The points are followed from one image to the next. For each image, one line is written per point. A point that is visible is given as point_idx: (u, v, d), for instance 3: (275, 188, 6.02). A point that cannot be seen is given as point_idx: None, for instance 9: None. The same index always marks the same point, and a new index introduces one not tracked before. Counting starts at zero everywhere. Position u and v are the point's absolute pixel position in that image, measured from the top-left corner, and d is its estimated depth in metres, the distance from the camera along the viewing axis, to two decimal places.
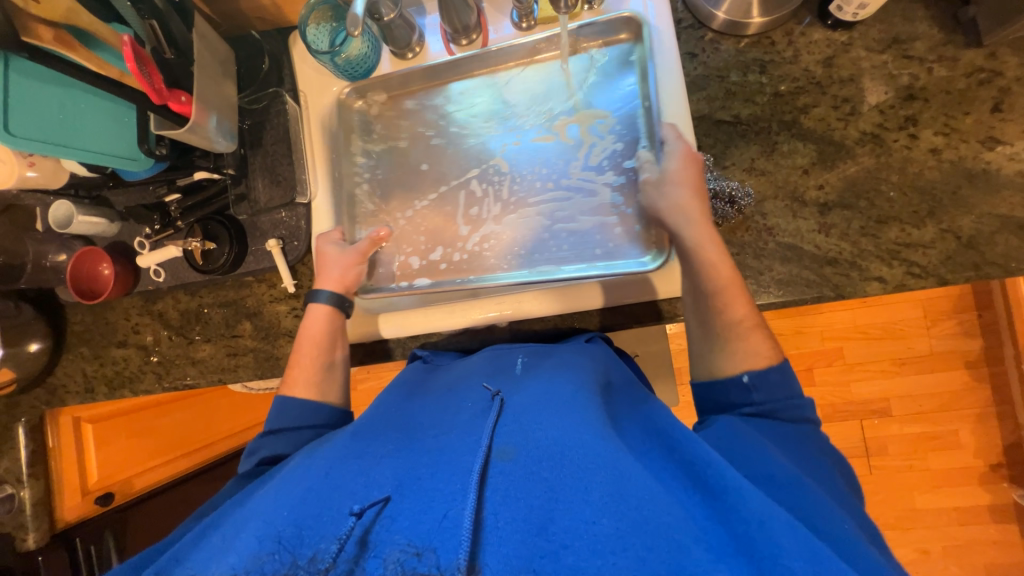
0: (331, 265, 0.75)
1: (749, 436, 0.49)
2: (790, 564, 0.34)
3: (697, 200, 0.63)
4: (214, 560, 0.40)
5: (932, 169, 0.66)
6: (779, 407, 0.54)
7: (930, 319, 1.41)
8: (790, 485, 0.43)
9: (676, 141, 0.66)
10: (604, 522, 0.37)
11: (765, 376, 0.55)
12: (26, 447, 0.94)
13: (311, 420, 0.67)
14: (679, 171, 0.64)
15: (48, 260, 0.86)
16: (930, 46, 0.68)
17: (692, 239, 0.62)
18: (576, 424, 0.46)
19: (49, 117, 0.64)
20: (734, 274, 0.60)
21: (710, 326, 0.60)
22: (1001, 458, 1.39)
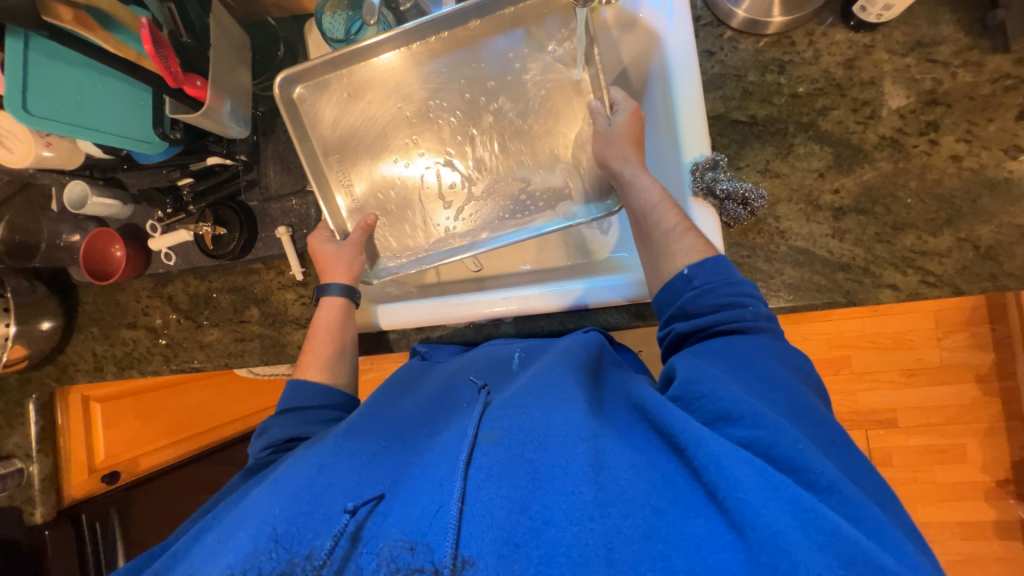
0: (334, 260, 0.74)
1: (699, 362, 0.49)
2: (747, 496, 0.34)
3: (633, 146, 0.66)
4: (212, 557, 0.41)
5: (952, 176, 0.65)
6: (716, 287, 0.55)
7: (942, 331, 1.39)
8: (746, 414, 0.42)
9: (624, 102, 0.68)
10: (584, 490, 0.37)
11: (702, 265, 0.57)
12: (36, 424, 0.96)
13: (323, 400, 0.68)
14: (624, 127, 0.66)
15: (62, 240, 0.87)
16: (955, 50, 0.67)
17: (630, 173, 0.64)
18: (558, 402, 0.46)
19: (66, 96, 0.64)
20: (666, 194, 0.63)
21: (649, 239, 0.61)
22: (1009, 474, 1.37)
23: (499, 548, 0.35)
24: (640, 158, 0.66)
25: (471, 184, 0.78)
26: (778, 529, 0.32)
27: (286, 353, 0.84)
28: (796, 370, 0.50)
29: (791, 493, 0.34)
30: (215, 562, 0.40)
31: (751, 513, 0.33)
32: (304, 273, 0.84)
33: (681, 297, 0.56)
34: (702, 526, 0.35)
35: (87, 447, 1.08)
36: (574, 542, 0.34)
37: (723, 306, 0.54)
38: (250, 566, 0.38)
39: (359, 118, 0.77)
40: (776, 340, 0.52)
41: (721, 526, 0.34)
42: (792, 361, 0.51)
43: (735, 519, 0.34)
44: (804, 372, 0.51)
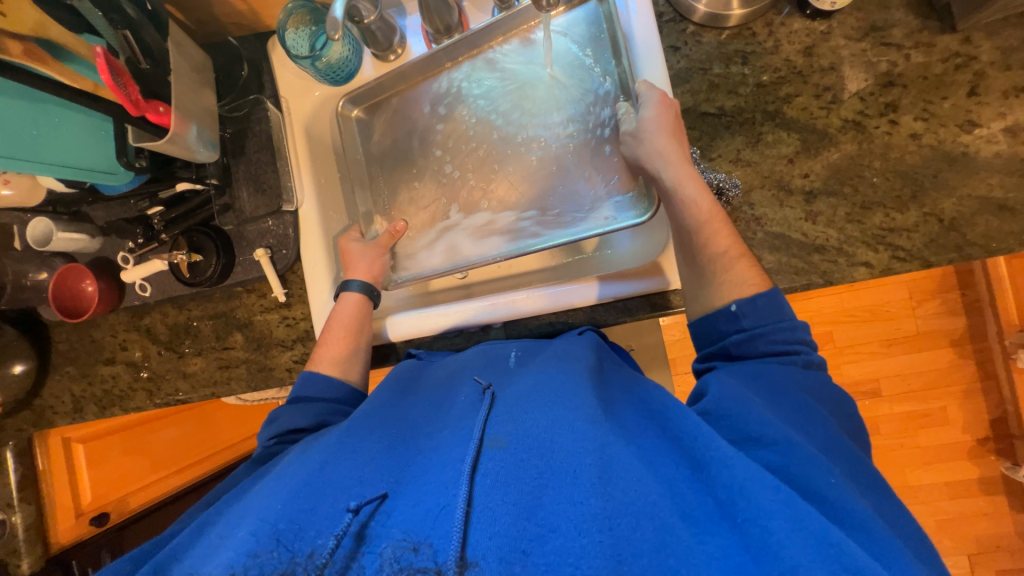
0: (357, 259, 0.77)
1: (737, 387, 0.48)
2: (770, 525, 0.34)
3: (671, 141, 0.63)
4: (210, 557, 0.40)
5: (913, 154, 0.68)
6: (766, 332, 0.53)
7: (916, 300, 1.44)
8: (779, 444, 0.42)
9: (649, 91, 0.66)
10: (592, 502, 0.37)
11: (752, 302, 0.55)
12: (15, 471, 0.92)
13: (335, 394, 0.66)
14: (657, 119, 0.64)
15: (29, 279, 0.84)
16: (906, 33, 0.69)
17: (671, 178, 0.62)
18: (569, 409, 0.46)
19: (20, 133, 0.62)
20: (714, 209, 0.61)
21: (696, 261, 0.62)
22: (988, 432, 1.43)
23: (505, 553, 0.35)
24: (681, 151, 0.63)
25: (486, 190, 0.80)
26: (799, 563, 0.32)
27: (274, 377, 0.83)
28: (829, 403, 0.50)
29: (816, 527, 0.34)
30: (213, 561, 0.39)
31: (772, 540, 0.34)
32: (286, 295, 0.83)
33: (727, 338, 0.56)
34: (712, 545, 0.35)
35: (72, 491, 1.05)
36: (584, 553, 0.34)
37: (778, 354, 0.53)
38: (252, 565, 0.37)
39: (396, 131, 0.85)
40: (821, 377, 0.52)
41: (735, 546, 0.35)
42: (832, 396, 0.51)
43: (751, 541, 0.34)
44: (840, 403, 0.51)
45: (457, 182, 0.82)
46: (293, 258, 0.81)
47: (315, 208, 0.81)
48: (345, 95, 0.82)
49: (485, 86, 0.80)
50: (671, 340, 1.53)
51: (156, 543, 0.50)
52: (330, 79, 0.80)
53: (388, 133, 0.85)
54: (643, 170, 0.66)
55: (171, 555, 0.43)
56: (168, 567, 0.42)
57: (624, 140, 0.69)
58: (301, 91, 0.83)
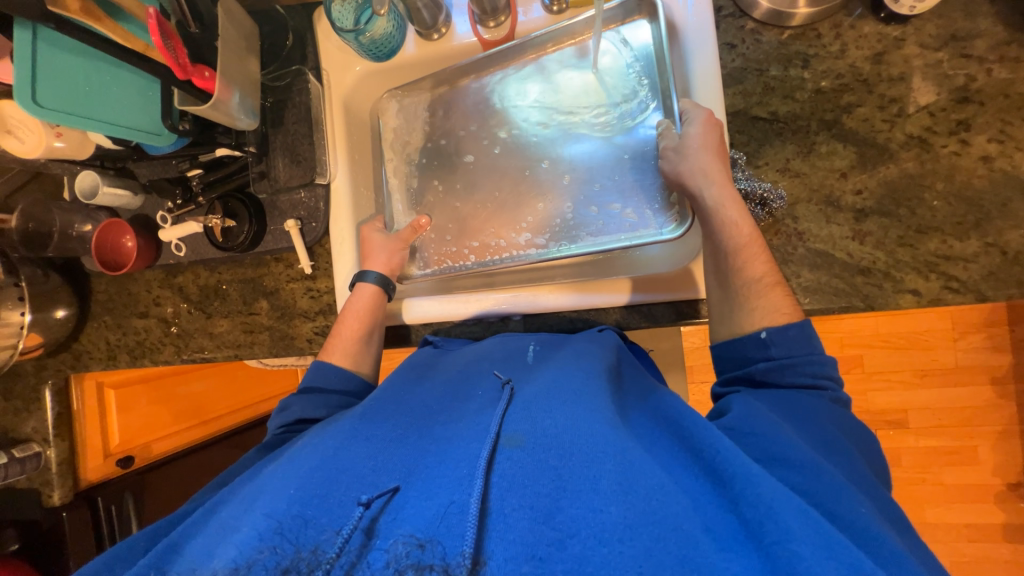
0: (376, 249, 0.77)
1: (756, 406, 0.48)
2: (800, 549, 0.33)
3: (716, 160, 0.61)
4: (224, 537, 0.41)
5: (981, 178, 0.62)
6: (795, 363, 0.53)
7: (958, 332, 1.36)
8: (806, 467, 0.41)
9: (695, 109, 0.65)
10: (613, 510, 0.36)
11: (784, 332, 0.54)
12: (53, 408, 0.97)
13: (347, 386, 0.69)
14: (701, 137, 0.62)
15: (75, 230, 0.87)
16: (991, 45, 0.63)
17: (714, 198, 0.60)
18: (587, 412, 0.46)
19: (73, 88, 0.64)
20: (755, 233, 0.60)
21: (728, 285, 0.60)
22: (1021, 477, 1.35)
23: (520, 565, 0.34)
24: (724, 170, 0.61)
25: (521, 180, 0.78)
26: None
27: (295, 346, 0.84)
28: (854, 437, 0.49)
29: (849, 558, 0.33)
30: (227, 541, 0.40)
31: (802, 567, 0.32)
32: (312, 267, 0.84)
33: (754, 366, 0.54)
34: (736, 564, 0.34)
35: (102, 433, 1.11)
36: (604, 562, 0.34)
37: (803, 387, 0.52)
38: (256, 561, 0.37)
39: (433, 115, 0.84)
40: (846, 415, 0.51)
41: (759, 569, 0.33)
42: (857, 433, 0.50)
43: (780, 565, 0.33)
44: (866, 443, 0.50)
45: (494, 170, 0.80)
46: (322, 231, 0.82)
47: (346, 184, 0.82)
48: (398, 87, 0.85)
49: (528, 79, 0.79)
50: (690, 347, 1.50)
51: (178, 517, 0.53)
52: (373, 55, 0.79)
53: (418, 124, 0.84)
54: (683, 188, 0.63)
55: (180, 538, 0.45)
56: (168, 560, 0.43)
57: (664, 156, 0.65)
58: (342, 65, 0.82)
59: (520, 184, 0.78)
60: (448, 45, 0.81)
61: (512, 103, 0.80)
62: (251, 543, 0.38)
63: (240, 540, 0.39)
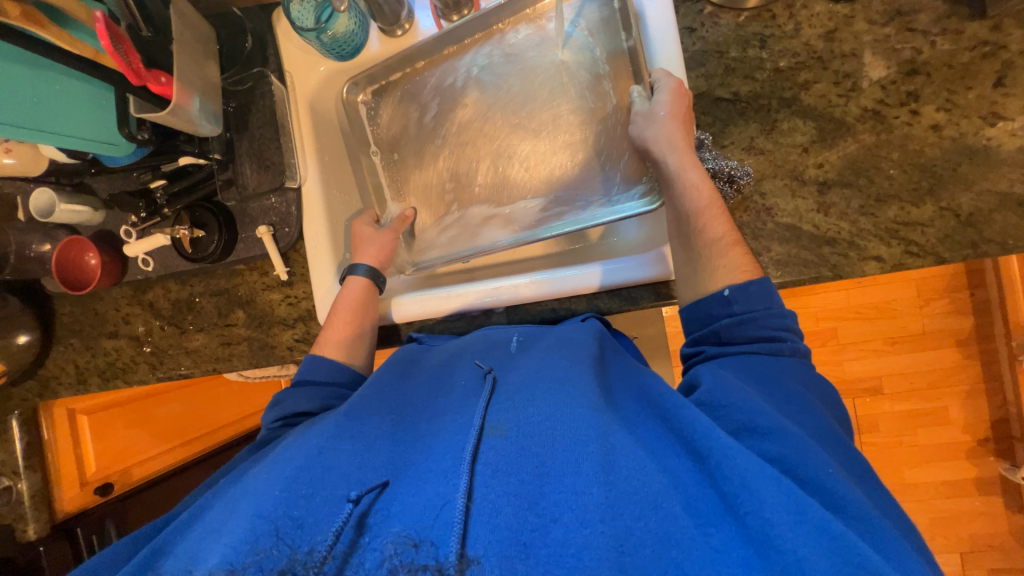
0: (366, 243, 0.77)
1: (727, 376, 0.50)
2: (771, 515, 0.35)
3: (680, 127, 0.63)
4: (208, 541, 0.39)
5: (933, 146, 0.66)
6: (757, 317, 0.54)
7: (923, 299, 1.42)
8: (773, 433, 0.43)
9: (666, 77, 0.66)
10: (595, 491, 0.37)
11: (744, 289, 0.55)
12: (21, 440, 0.93)
13: (342, 376, 0.68)
14: (668, 104, 0.64)
15: (31, 251, 0.82)
16: (934, 18, 0.66)
17: (674, 164, 0.62)
18: (569, 397, 0.46)
19: (20, 101, 0.61)
20: (715, 197, 0.61)
21: (691, 247, 0.61)
22: (989, 433, 1.42)
23: (505, 548, 0.35)
24: (687, 139, 0.63)
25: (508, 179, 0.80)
26: (802, 557, 0.32)
27: (276, 355, 0.83)
28: (820, 395, 0.51)
29: (815, 518, 0.35)
30: (213, 543, 0.39)
31: (773, 533, 0.34)
32: (289, 273, 0.83)
33: (719, 321, 0.56)
34: (715, 538, 0.35)
35: (77, 461, 1.06)
36: (586, 544, 0.34)
37: (763, 339, 0.54)
38: (251, 562, 0.35)
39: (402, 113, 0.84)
40: (806, 365, 0.54)
41: (738, 538, 0.35)
42: (817, 385, 0.52)
43: (755, 533, 0.35)
44: (827, 394, 0.52)
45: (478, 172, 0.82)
46: (296, 236, 0.80)
47: (319, 186, 0.79)
48: (352, 77, 0.82)
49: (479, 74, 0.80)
50: (672, 331, 1.53)
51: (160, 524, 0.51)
52: (334, 53, 0.78)
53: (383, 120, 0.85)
54: (649, 155, 0.66)
55: (164, 542, 0.44)
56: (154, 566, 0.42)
57: (633, 122, 0.68)
58: (306, 67, 0.80)
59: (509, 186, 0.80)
60: (413, 40, 0.80)
61: (481, 101, 0.81)
62: (242, 544, 0.37)
63: (226, 542, 0.38)
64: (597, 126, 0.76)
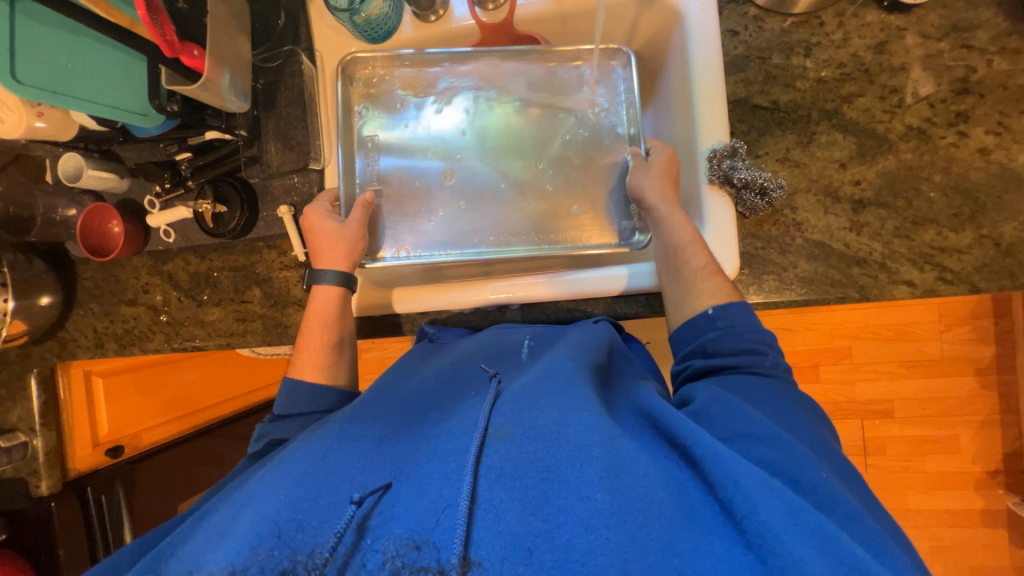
0: (331, 242, 0.71)
1: (720, 391, 0.49)
2: (767, 518, 0.34)
3: (669, 184, 0.67)
4: (213, 543, 0.40)
5: (978, 170, 0.63)
6: (738, 330, 0.55)
7: (945, 324, 1.38)
8: (772, 440, 0.42)
9: (661, 148, 0.72)
10: (599, 497, 0.37)
11: (726, 308, 0.56)
12: (38, 398, 0.95)
13: (322, 403, 0.67)
14: (662, 163, 0.68)
15: (58, 214, 0.85)
16: (992, 35, 0.63)
17: (664, 211, 0.64)
18: (571, 403, 0.46)
19: (55, 66, 0.61)
20: (698, 236, 0.63)
21: (678, 273, 0.62)
22: (1000, 465, 1.39)
23: (509, 554, 0.35)
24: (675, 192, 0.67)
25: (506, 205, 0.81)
26: (801, 561, 0.32)
27: (288, 335, 0.83)
28: (813, 413, 0.49)
29: (813, 524, 0.34)
30: (217, 545, 0.39)
31: (771, 535, 0.33)
32: (306, 254, 0.82)
33: (703, 336, 0.56)
34: (719, 546, 0.34)
35: (91, 422, 1.09)
36: (590, 549, 0.34)
37: (746, 352, 0.53)
38: (252, 563, 0.36)
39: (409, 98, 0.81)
40: (791, 386, 0.52)
41: (738, 545, 0.34)
42: (807, 400, 0.50)
43: (754, 539, 0.34)
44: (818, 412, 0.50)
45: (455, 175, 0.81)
46: None
47: (341, 166, 0.80)
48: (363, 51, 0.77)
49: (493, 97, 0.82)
50: None
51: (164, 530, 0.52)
52: (367, 34, 0.77)
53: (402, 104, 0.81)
54: (643, 204, 0.68)
55: (169, 546, 0.44)
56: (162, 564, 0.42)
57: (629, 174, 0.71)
58: (337, 47, 0.80)
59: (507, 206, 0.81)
60: (446, 26, 0.78)
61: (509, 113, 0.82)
62: (246, 545, 0.37)
63: (231, 544, 0.38)
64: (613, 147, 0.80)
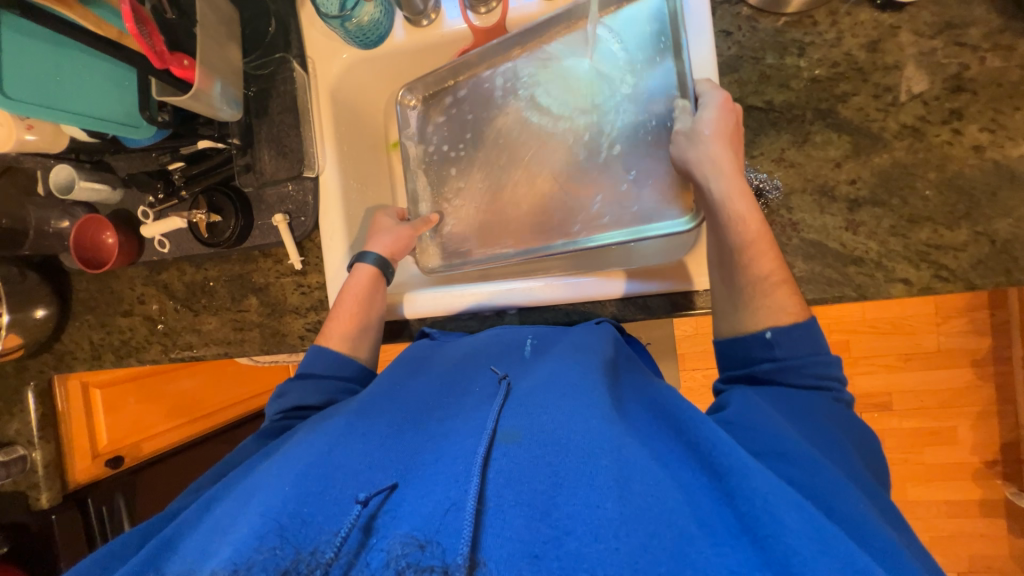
0: (381, 233, 0.77)
1: (755, 400, 0.49)
2: (794, 542, 0.33)
3: (728, 152, 0.58)
4: (217, 538, 0.40)
5: (972, 168, 0.63)
6: (800, 364, 0.52)
7: (941, 317, 1.39)
8: (805, 462, 0.42)
9: (712, 91, 0.61)
10: (609, 506, 0.36)
11: (787, 333, 0.53)
12: (36, 411, 0.95)
13: (344, 372, 0.67)
14: (715, 123, 0.58)
15: (51, 226, 0.84)
16: (985, 33, 0.63)
17: (719, 189, 0.57)
18: (583, 407, 0.45)
19: (44, 80, 0.61)
20: (763, 228, 0.56)
21: (733, 282, 0.57)
22: (997, 455, 1.40)
23: (516, 561, 0.34)
24: (733, 157, 0.58)
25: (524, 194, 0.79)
26: None
27: (287, 343, 0.83)
28: (859, 444, 0.50)
29: (840, 551, 0.33)
30: (220, 541, 0.39)
31: (796, 559, 0.32)
32: (303, 262, 0.82)
33: (758, 366, 0.53)
34: (731, 557, 0.33)
35: (90, 433, 1.09)
36: (600, 559, 0.33)
37: (808, 388, 0.51)
38: (255, 561, 0.36)
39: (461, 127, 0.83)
40: (847, 414, 0.51)
41: (755, 559, 0.33)
42: (857, 433, 0.50)
43: (775, 556, 0.33)
44: (866, 443, 0.50)
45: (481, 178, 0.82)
46: (311, 226, 0.80)
47: (336, 177, 0.79)
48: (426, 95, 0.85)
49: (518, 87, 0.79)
50: (681, 335, 1.54)
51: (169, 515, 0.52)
52: (359, 40, 0.76)
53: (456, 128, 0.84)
54: (689, 175, 0.61)
55: (175, 534, 0.44)
56: (162, 557, 0.42)
57: (674, 140, 0.63)
58: (329, 53, 0.79)
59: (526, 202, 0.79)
60: (438, 31, 0.78)
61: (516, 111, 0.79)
62: (248, 542, 0.37)
63: (233, 540, 0.38)
64: (626, 136, 0.70)
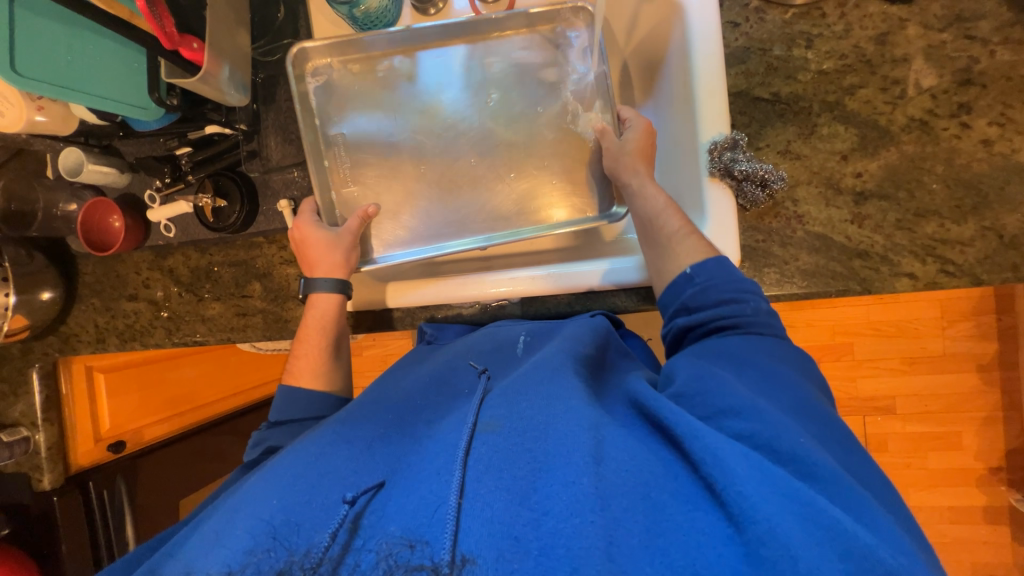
0: (324, 251, 0.70)
1: (698, 362, 0.49)
2: (742, 488, 0.34)
3: (640, 156, 0.68)
4: (210, 551, 0.39)
5: (981, 162, 0.62)
6: (716, 284, 0.55)
7: (947, 320, 1.38)
8: (747, 411, 0.41)
9: (635, 118, 0.73)
10: (584, 481, 0.36)
11: (703, 265, 0.57)
12: (39, 393, 0.95)
13: (318, 410, 0.67)
14: (636, 142, 0.69)
15: (59, 209, 0.85)
16: (995, 26, 0.63)
17: (635, 183, 0.66)
18: (560, 392, 0.45)
19: (55, 58, 0.61)
20: (670, 201, 0.64)
21: (654, 241, 0.63)
22: (1003, 461, 1.39)
23: (497, 543, 0.35)
24: (647, 162, 0.68)
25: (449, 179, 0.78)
26: (775, 524, 0.32)
27: (288, 329, 0.83)
28: (804, 371, 0.49)
29: (786, 487, 0.34)
30: (213, 551, 0.39)
31: (748, 506, 0.33)
32: None
33: (685, 294, 0.57)
34: (704, 522, 0.34)
35: (91, 416, 1.09)
36: (576, 533, 0.34)
37: (725, 302, 0.54)
38: (249, 564, 0.37)
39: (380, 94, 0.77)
40: (782, 343, 0.52)
41: (721, 520, 0.34)
42: (800, 362, 0.50)
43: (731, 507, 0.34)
44: (808, 367, 0.50)
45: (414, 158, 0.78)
46: None
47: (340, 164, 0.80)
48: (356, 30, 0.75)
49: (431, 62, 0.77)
50: None
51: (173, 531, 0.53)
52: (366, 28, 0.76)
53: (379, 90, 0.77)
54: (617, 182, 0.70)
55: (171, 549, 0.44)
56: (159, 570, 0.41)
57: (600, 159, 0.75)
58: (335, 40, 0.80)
59: (456, 188, 0.77)
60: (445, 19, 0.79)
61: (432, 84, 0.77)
62: (243, 547, 0.38)
63: (226, 550, 0.38)
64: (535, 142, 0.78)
